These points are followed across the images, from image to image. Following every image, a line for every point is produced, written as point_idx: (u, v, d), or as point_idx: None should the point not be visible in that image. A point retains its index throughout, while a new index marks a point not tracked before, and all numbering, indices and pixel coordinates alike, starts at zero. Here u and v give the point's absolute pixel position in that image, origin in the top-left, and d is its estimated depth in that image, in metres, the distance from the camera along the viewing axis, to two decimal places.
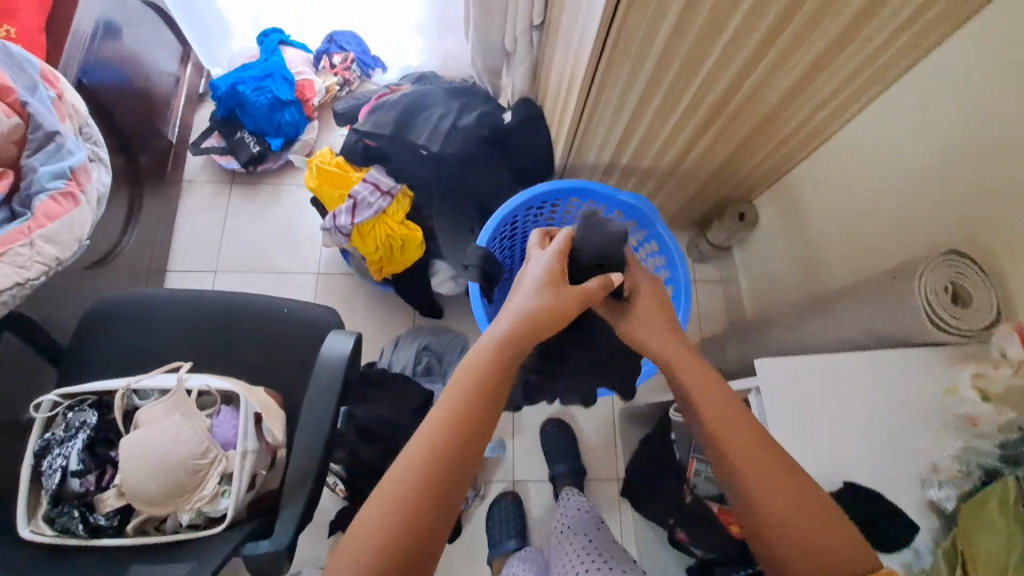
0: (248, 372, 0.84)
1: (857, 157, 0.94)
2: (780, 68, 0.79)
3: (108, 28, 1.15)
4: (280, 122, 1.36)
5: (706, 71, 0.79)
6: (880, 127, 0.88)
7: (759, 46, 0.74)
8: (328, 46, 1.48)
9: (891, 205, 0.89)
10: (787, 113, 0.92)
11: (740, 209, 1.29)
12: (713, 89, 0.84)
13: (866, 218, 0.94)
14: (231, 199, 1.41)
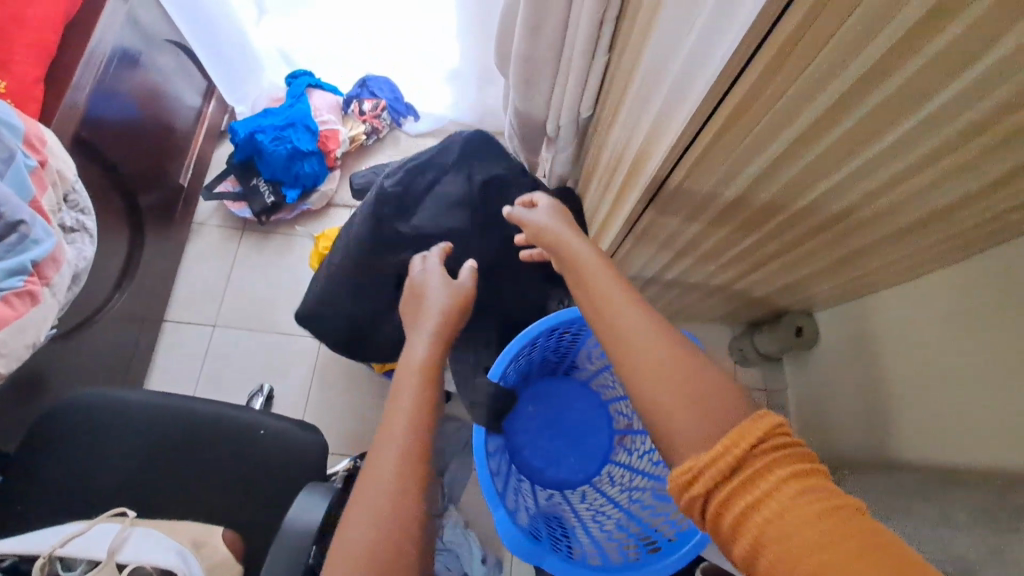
0: (208, 506, 0.74)
1: (957, 315, 0.77)
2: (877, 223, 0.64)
3: (125, 68, 1.06)
4: (298, 172, 1.27)
5: (782, 216, 0.65)
6: (993, 292, 0.71)
7: (857, 202, 0.59)
8: (359, 91, 1.40)
9: (998, 388, 0.72)
10: (875, 257, 0.76)
11: (798, 323, 1.13)
12: (789, 230, 0.69)
13: (962, 390, 0.78)
14: (240, 246, 1.32)
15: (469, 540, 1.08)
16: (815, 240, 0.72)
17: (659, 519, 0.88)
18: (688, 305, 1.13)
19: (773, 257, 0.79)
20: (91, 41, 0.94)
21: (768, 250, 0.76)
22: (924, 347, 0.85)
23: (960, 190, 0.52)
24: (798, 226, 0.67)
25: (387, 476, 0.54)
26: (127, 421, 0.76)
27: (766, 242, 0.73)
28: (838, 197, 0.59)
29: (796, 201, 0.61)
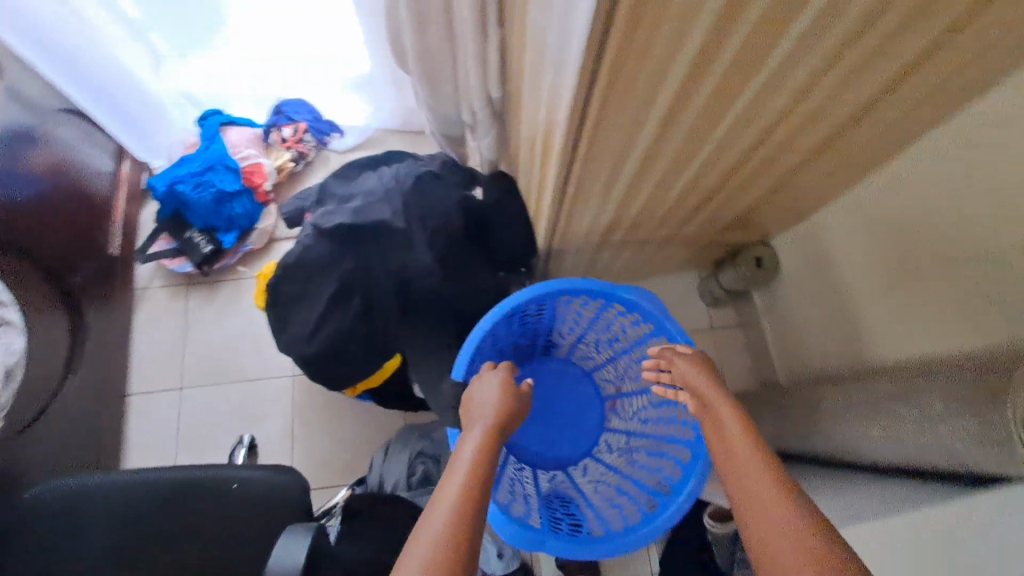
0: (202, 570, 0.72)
1: (900, 211, 0.78)
2: (795, 139, 0.64)
3: (18, 145, 1.01)
4: (230, 215, 1.24)
5: (704, 155, 0.64)
6: (927, 181, 0.72)
7: (770, 123, 0.58)
8: (277, 118, 1.35)
9: (950, 273, 0.73)
10: (807, 172, 0.76)
11: (756, 253, 1.14)
12: (715, 166, 0.68)
13: (919, 284, 0.78)
14: (190, 303, 1.28)
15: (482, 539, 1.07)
16: (745, 169, 0.71)
17: (654, 476, 0.89)
18: (645, 261, 1.12)
19: (712, 196, 0.78)
20: None
21: (703, 189, 0.75)
22: (877, 251, 0.85)
23: (863, 84, 0.52)
24: (722, 159, 0.66)
25: (438, 531, 0.53)
26: (98, 506, 0.73)
27: (698, 183, 0.72)
28: (751, 121, 0.58)
29: (712, 137, 0.59)
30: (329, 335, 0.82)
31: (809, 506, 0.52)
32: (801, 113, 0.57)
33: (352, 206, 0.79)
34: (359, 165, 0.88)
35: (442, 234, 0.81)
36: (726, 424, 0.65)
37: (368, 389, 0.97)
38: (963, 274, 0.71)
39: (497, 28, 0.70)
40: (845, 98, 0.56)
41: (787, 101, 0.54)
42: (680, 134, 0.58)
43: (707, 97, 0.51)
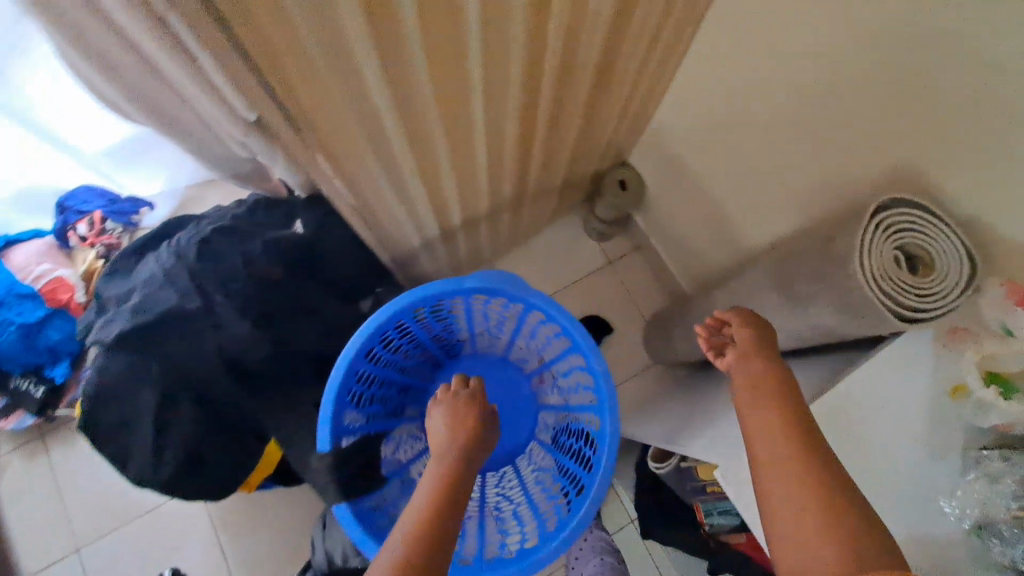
0: None
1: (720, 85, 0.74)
2: (572, 55, 0.58)
3: None
4: (49, 345, 1.07)
5: (483, 107, 0.56)
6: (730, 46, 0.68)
7: (526, 51, 0.51)
8: (65, 216, 1.14)
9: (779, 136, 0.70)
10: (612, 83, 0.70)
11: (618, 177, 1.09)
12: (506, 114, 0.61)
13: (758, 156, 0.76)
14: (51, 455, 1.11)
15: None
16: (540, 103, 0.64)
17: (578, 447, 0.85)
18: (512, 228, 1.05)
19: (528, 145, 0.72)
20: None
21: (512, 140, 0.68)
22: (719, 137, 0.82)
23: None
24: (507, 103, 0.59)
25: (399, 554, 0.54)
26: None
27: (497, 137, 0.65)
28: (505, 56, 0.51)
29: (476, 88, 0.52)
30: (175, 452, 0.70)
31: (861, 517, 0.44)
32: (553, 29, 0.50)
33: (131, 306, 0.65)
34: (125, 255, 0.73)
35: (253, 297, 0.71)
36: (758, 381, 0.56)
37: (265, 478, 0.86)
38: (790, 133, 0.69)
39: None
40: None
41: (527, 20, 0.47)
42: (436, 96, 0.50)
43: (431, 43, 0.43)
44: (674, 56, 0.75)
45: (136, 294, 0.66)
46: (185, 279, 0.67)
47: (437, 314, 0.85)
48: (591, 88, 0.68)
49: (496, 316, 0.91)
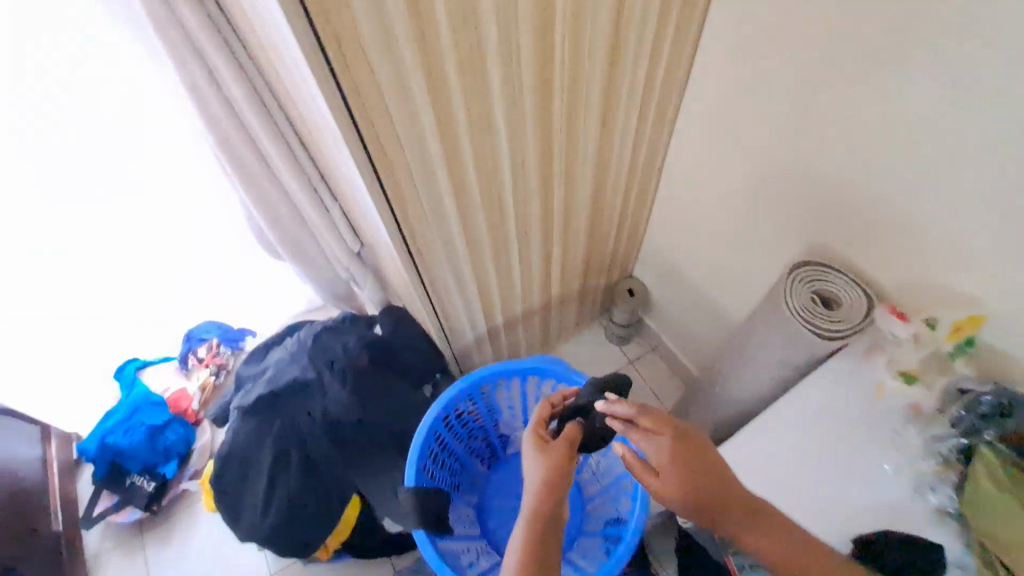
0: None
1: (684, 204, 1.02)
2: (573, 185, 0.87)
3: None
4: (166, 446, 1.27)
5: (534, 186, 0.80)
6: (688, 175, 0.96)
7: (564, 148, 0.78)
8: (188, 345, 1.41)
9: (732, 231, 0.94)
10: (606, 203, 0.98)
11: (627, 288, 1.35)
12: (545, 195, 0.85)
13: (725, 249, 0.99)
14: (148, 550, 1.26)
15: None
16: (573, 214, 0.94)
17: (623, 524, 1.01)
18: (544, 330, 1.29)
19: (560, 234, 0.95)
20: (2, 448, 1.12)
21: (557, 237, 0.96)
22: (693, 229, 1.03)
23: (583, 127, 0.76)
24: (531, 205, 0.84)
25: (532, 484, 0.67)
26: None
27: (530, 218, 0.87)
28: (549, 149, 0.77)
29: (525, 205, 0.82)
30: (281, 504, 0.89)
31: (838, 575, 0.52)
32: (554, 159, 0.78)
33: (269, 376, 0.91)
34: (276, 334, 1.02)
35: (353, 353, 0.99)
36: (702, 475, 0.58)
37: (339, 542, 1.02)
38: (743, 210, 0.88)
39: (334, 202, 0.92)
40: (610, 113, 0.78)
41: (568, 123, 0.75)
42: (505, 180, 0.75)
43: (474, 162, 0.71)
44: (660, 176, 1.03)
45: (277, 367, 0.92)
46: (308, 352, 0.95)
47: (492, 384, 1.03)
48: (599, 190, 0.94)
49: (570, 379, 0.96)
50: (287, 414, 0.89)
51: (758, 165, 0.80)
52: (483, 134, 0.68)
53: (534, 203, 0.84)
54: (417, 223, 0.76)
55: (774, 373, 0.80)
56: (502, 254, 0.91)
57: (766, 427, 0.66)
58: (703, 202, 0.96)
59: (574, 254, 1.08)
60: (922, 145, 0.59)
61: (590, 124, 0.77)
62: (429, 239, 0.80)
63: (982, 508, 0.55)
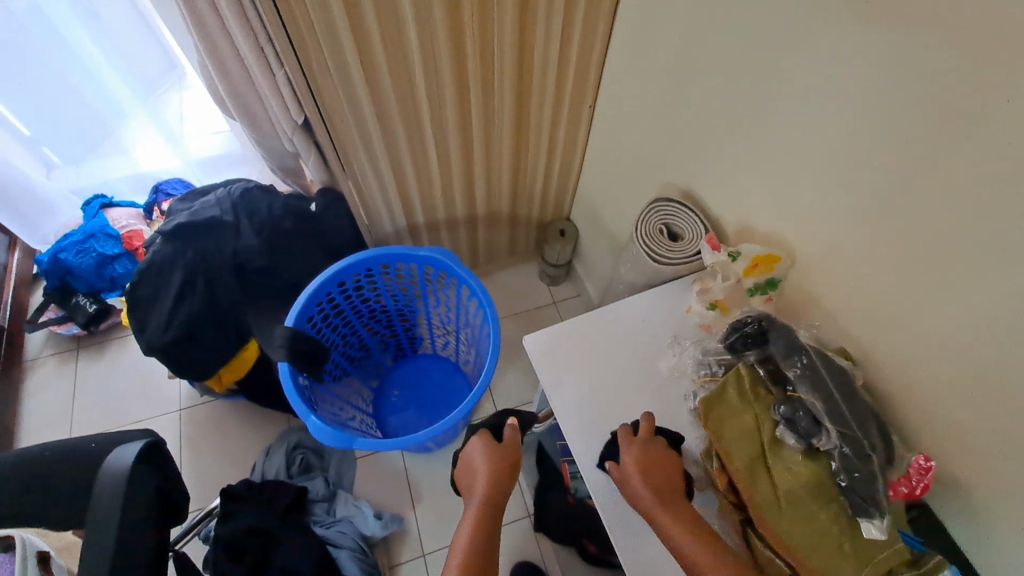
0: (41, 515, 0.77)
1: (608, 137, 1.08)
2: (491, 78, 0.94)
3: None
4: (112, 275, 1.38)
5: (446, 64, 0.88)
6: (613, 106, 1.02)
7: (477, 43, 0.87)
8: (156, 197, 1.50)
9: (638, 170, 1.01)
10: (532, 119, 1.06)
11: (560, 227, 1.41)
12: (461, 87, 0.94)
13: (633, 189, 1.06)
14: (78, 364, 1.40)
15: (360, 506, 1.17)
16: (494, 113, 1.01)
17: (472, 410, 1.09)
18: (471, 243, 1.38)
19: (479, 135, 1.04)
20: None
21: (477, 134, 1.04)
22: (612, 167, 1.11)
23: (501, 14, 0.83)
24: (443, 87, 0.92)
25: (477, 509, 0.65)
26: None
27: (446, 107, 0.96)
28: (464, 38, 0.86)
29: (437, 78, 0.91)
30: (180, 324, 0.99)
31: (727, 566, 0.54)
32: (468, 42, 0.86)
33: (190, 211, 1.01)
34: (209, 184, 1.11)
35: (278, 211, 1.08)
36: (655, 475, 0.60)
37: (233, 380, 1.12)
38: (651, 147, 0.96)
39: (281, 66, 0.96)
40: (529, 16, 0.86)
41: (481, 15, 0.83)
42: (414, 46, 0.83)
43: (379, 20, 0.79)
44: (593, 110, 1.10)
45: (199, 208, 1.02)
46: (232, 199, 1.03)
47: (395, 275, 1.12)
48: (520, 103, 1.02)
49: (462, 269, 1.03)
50: (199, 246, 0.99)
51: (663, 104, 0.88)
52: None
53: (448, 95, 0.94)
54: (329, 68, 0.85)
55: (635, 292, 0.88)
56: (415, 132, 1.00)
57: (581, 324, 0.75)
58: (622, 140, 1.03)
59: (501, 169, 1.15)
60: (774, 78, 0.66)
61: (506, 26, 0.85)
62: (339, 101, 0.91)
63: (722, 414, 0.63)
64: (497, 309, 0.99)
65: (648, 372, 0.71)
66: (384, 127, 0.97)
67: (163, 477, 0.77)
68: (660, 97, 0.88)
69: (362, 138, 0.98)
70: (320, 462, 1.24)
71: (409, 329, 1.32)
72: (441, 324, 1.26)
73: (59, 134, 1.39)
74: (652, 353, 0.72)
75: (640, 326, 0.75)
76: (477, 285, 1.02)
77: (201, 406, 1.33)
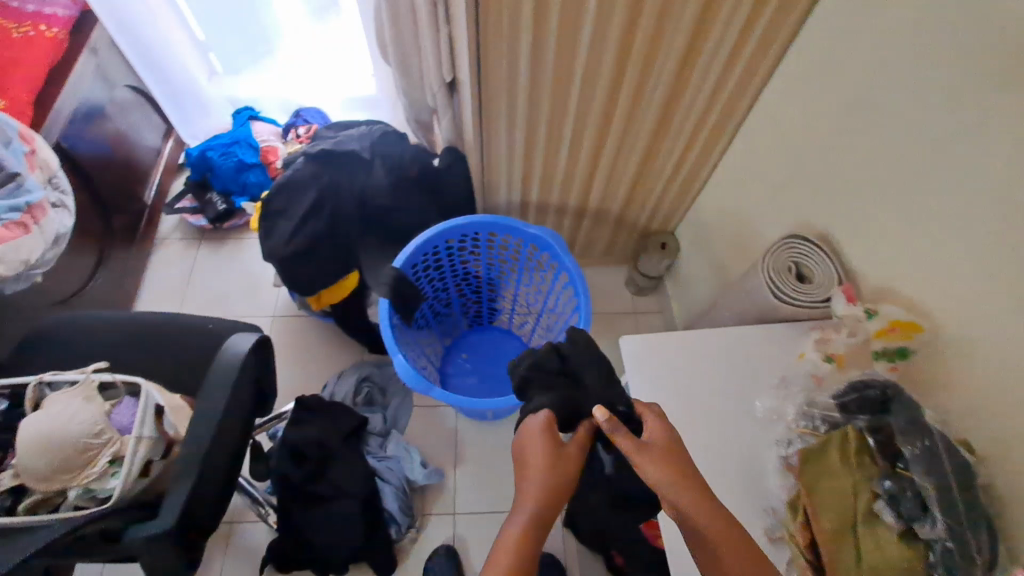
0: (159, 374, 0.88)
1: (745, 162, 1.04)
2: (648, 77, 0.93)
3: (117, 103, 1.41)
4: (246, 182, 1.51)
5: (609, 53, 0.88)
6: (760, 132, 0.98)
7: (648, 41, 0.86)
8: (295, 119, 1.63)
9: (772, 202, 0.97)
10: (672, 126, 1.04)
11: (662, 239, 1.39)
12: (615, 80, 0.94)
13: (760, 220, 1.02)
14: (199, 253, 1.55)
15: (410, 450, 1.22)
16: (639, 113, 1.01)
17: None
18: (572, 235, 1.38)
19: (617, 129, 1.03)
20: (130, 119, 1.47)
21: (615, 130, 1.03)
22: (740, 194, 1.07)
23: (682, 15, 0.82)
24: (600, 77, 0.93)
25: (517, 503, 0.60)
26: (88, 330, 0.90)
27: (595, 95, 0.96)
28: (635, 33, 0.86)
29: (595, 68, 0.92)
30: (300, 240, 1.07)
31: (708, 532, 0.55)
32: (638, 39, 0.86)
33: (334, 141, 1.09)
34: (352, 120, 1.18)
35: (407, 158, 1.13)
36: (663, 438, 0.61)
37: (329, 303, 1.20)
38: (791, 183, 0.91)
39: (446, 23, 1.02)
40: (707, 23, 0.84)
41: (661, 14, 0.82)
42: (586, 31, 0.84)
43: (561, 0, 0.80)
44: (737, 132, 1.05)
45: (341, 138, 1.10)
46: (371, 138, 1.10)
47: (499, 246, 1.15)
48: (665, 109, 1.00)
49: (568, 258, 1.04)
50: (335, 174, 1.08)
51: (819, 142, 0.83)
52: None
53: (601, 85, 0.94)
54: (500, 35, 0.88)
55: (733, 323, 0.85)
56: (557, 112, 1.01)
57: (683, 340, 0.74)
58: (761, 168, 0.99)
59: (626, 168, 1.15)
60: (965, 143, 0.61)
61: (681, 28, 0.84)
62: (497, 68, 0.93)
63: (816, 471, 0.60)
64: (591, 306, 0.99)
65: (743, 407, 0.69)
66: (529, 104, 0.99)
67: (264, 373, 0.84)
68: (818, 136, 0.84)
69: (506, 108, 1.00)
70: (381, 399, 1.31)
71: (493, 303, 1.36)
72: (525, 305, 1.28)
73: (230, 44, 1.53)
74: (752, 391, 0.70)
75: (745, 360, 0.72)
76: (578, 276, 1.03)
77: (290, 320, 1.43)
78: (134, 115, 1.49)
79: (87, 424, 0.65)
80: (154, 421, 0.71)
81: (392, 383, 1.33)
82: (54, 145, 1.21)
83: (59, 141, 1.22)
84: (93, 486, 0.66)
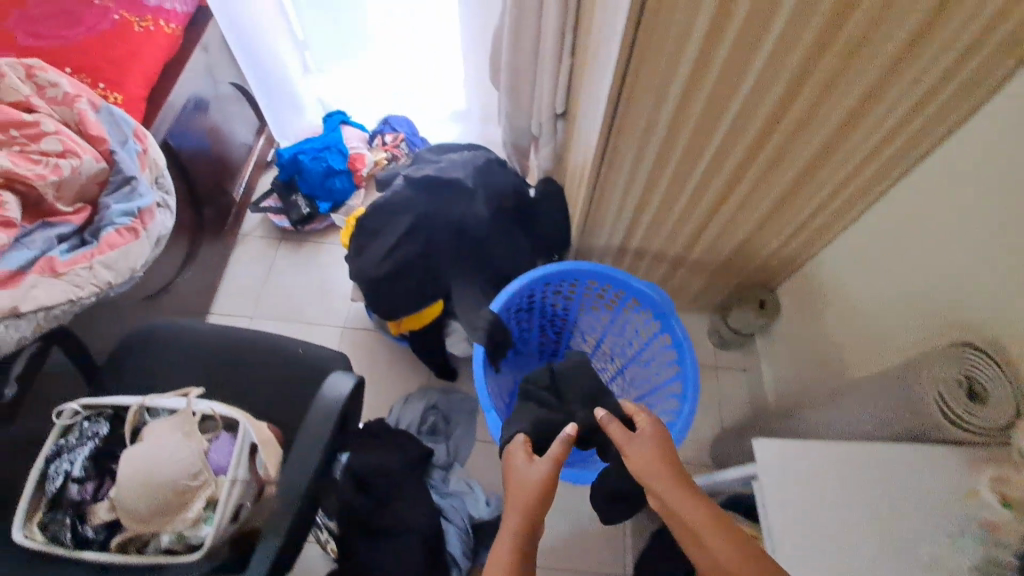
0: (250, 393, 0.87)
1: (882, 240, 0.92)
2: (780, 162, 0.81)
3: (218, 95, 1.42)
4: (331, 188, 1.51)
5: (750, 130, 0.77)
6: (907, 218, 0.86)
7: (793, 125, 0.74)
8: (383, 126, 1.65)
9: (919, 288, 0.86)
10: (798, 202, 0.91)
11: (760, 296, 1.28)
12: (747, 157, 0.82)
13: (898, 304, 0.90)
14: (278, 252, 1.55)
15: (473, 487, 1.18)
16: (766, 189, 0.88)
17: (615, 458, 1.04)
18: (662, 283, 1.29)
19: (737, 200, 0.91)
20: (229, 115, 1.49)
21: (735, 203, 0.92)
22: (873, 271, 0.96)
23: (840, 100, 0.70)
24: (733, 150, 0.81)
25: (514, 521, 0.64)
26: (189, 340, 0.91)
27: (724, 168, 0.85)
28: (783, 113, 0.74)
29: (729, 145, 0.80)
30: (393, 264, 1.04)
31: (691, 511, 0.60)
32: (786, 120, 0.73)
33: (438, 166, 1.05)
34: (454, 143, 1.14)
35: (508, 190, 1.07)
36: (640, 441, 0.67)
37: (408, 328, 1.17)
38: (949, 275, 0.80)
39: (571, 56, 0.95)
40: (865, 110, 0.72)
41: (818, 96, 0.70)
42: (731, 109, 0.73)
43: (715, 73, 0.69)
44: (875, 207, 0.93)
45: (445, 163, 1.06)
46: (475, 167, 1.06)
47: (597, 293, 1.07)
48: (797, 185, 0.88)
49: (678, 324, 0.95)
50: (435, 200, 1.03)
51: (1000, 238, 0.72)
52: (744, 53, 0.66)
53: (732, 158, 0.82)
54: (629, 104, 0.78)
55: (855, 425, 0.77)
56: (678, 179, 0.90)
57: (827, 452, 0.66)
58: (908, 250, 0.87)
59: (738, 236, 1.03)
60: None
61: (834, 113, 0.72)
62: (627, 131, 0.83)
63: None
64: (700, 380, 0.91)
65: (894, 544, 0.60)
66: (648, 169, 0.89)
67: (353, 414, 0.81)
68: (1001, 234, 0.71)
69: (625, 173, 0.90)
70: (446, 429, 1.26)
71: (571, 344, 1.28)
72: (608, 353, 1.21)
73: (332, 48, 1.51)
74: (906, 526, 0.61)
75: (897, 486, 0.64)
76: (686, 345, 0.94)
77: (361, 333, 1.41)
78: (232, 109, 1.50)
79: (185, 465, 0.63)
80: (248, 461, 0.68)
81: (458, 413, 1.29)
82: (161, 142, 1.22)
83: (166, 139, 1.22)
84: (185, 532, 0.64)
